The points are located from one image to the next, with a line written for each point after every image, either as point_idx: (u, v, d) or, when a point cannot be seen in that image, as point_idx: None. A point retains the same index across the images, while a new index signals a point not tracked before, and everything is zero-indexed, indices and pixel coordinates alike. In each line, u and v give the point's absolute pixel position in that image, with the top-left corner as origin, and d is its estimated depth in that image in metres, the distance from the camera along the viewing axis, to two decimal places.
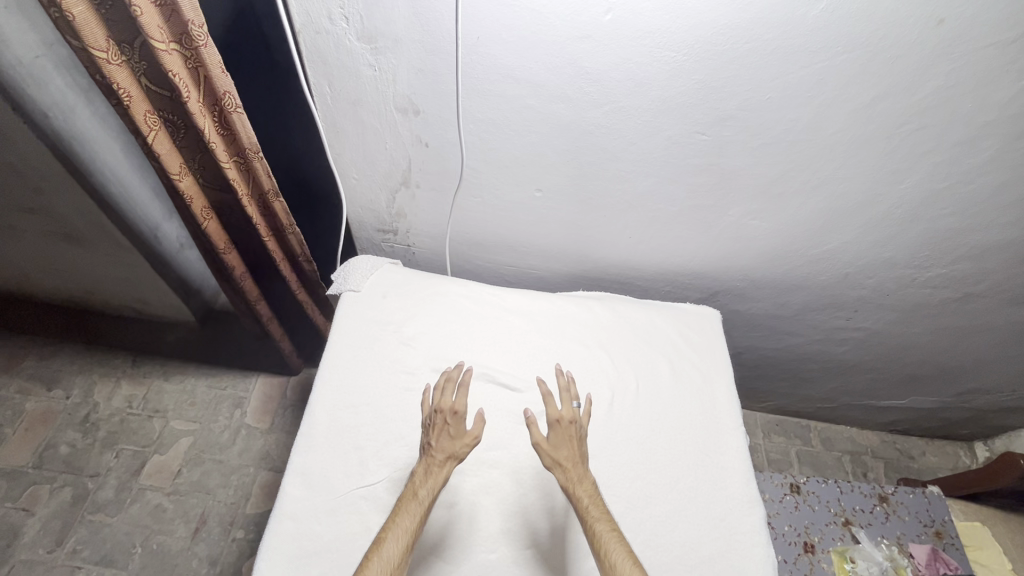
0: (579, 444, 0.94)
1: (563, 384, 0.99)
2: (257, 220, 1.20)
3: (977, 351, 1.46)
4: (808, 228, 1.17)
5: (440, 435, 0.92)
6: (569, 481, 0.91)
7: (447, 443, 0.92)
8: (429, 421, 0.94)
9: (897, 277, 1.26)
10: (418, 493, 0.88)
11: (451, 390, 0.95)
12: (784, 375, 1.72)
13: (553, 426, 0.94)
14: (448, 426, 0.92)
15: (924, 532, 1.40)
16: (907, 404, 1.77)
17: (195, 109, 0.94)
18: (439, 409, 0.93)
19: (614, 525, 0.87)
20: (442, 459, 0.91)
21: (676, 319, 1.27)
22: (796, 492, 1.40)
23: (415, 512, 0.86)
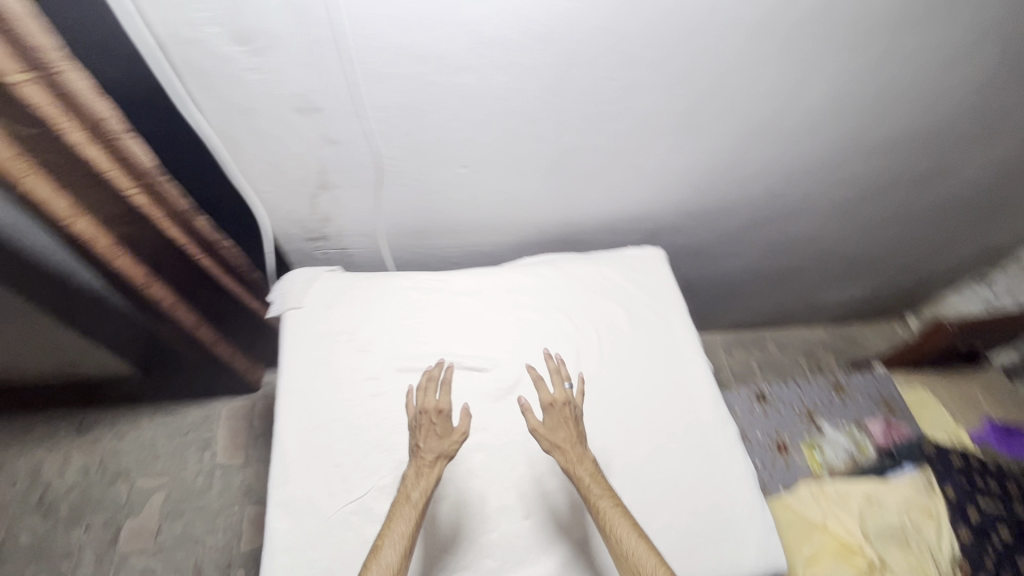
0: (573, 424, 0.96)
1: (553, 367, 1.01)
2: (182, 241, 1.17)
3: (894, 233, 1.58)
4: (728, 153, 1.20)
5: (427, 435, 0.93)
6: (567, 461, 0.92)
7: (436, 442, 0.93)
8: (416, 425, 0.95)
9: (816, 181, 1.33)
10: (411, 495, 0.88)
11: (433, 391, 0.98)
12: (733, 294, 1.80)
13: (544, 407, 0.97)
14: (435, 425, 0.94)
15: (877, 408, 1.53)
16: (841, 299, 1.90)
17: (77, 139, 0.91)
18: (425, 412, 0.95)
19: (618, 502, 0.89)
20: (433, 461, 0.91)
21: (623, 266, 1.29)
22: (761, 402, 1.50)
23: (412, 515, 0.86)
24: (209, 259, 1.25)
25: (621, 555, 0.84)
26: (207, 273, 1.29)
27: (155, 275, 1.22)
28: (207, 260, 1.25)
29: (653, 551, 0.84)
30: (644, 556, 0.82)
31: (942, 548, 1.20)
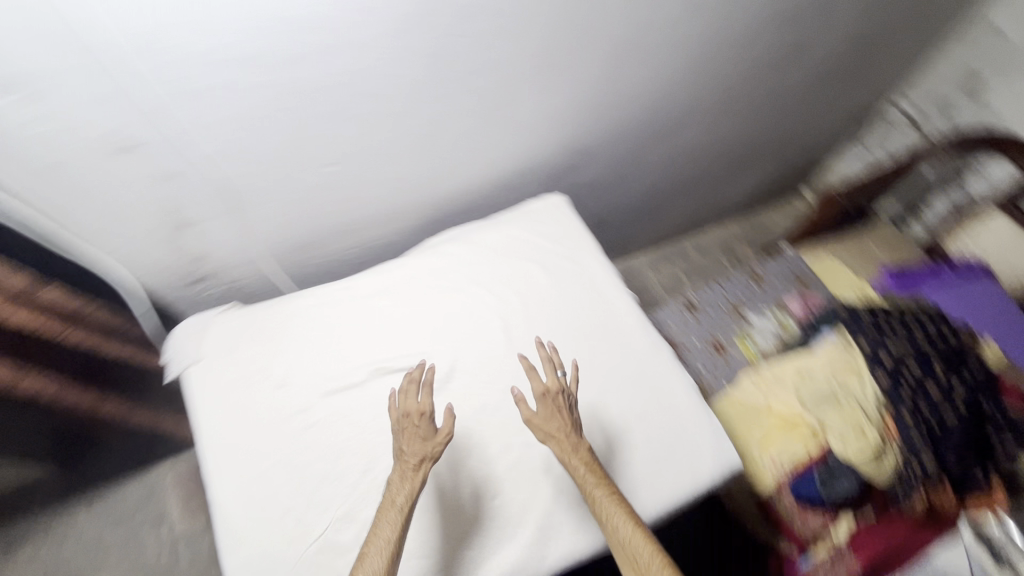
0: (567, 414, 0.91)
1: (545, 355, 0.94)
2: (25, 321, 1.00)
3: (766, 113, 1.66)
4: (599, 82, 1.17)
5: (410, 438, 0.87)
6: (563, 454, 0.89)
7: (419, 445, 0.86)
8: (400, 431, 0.88)
9: (687, 86, 1.34)
10: (396, 500, 0.83)
11: (417, 394, 0.90)
12: (644, 213, 1.84)
13: (535, 396, 0.92)
14: (417, 428, 0.87)
15: (792, 287, 1.67)
16: (736, 179, 2.03)
17: None
18: (409, 415, 0.88)
19: (616, 494, 0.87)
20: (418, 466, 0.85)
21: (528, 223, 1.27)
22: (691, 310, 1.61)
23: (397, 521, 0.81)
24: (74, 330, 1.09)
25: (620, 545, 0.83)
26: (76, 349, 1.13)
27: (21, 368, 1.07)
28: (74, 332, 1.09)
29: (652, 539, 0.83)
30: (641, 545, 0.82)
31: (869, 398, 1.30)
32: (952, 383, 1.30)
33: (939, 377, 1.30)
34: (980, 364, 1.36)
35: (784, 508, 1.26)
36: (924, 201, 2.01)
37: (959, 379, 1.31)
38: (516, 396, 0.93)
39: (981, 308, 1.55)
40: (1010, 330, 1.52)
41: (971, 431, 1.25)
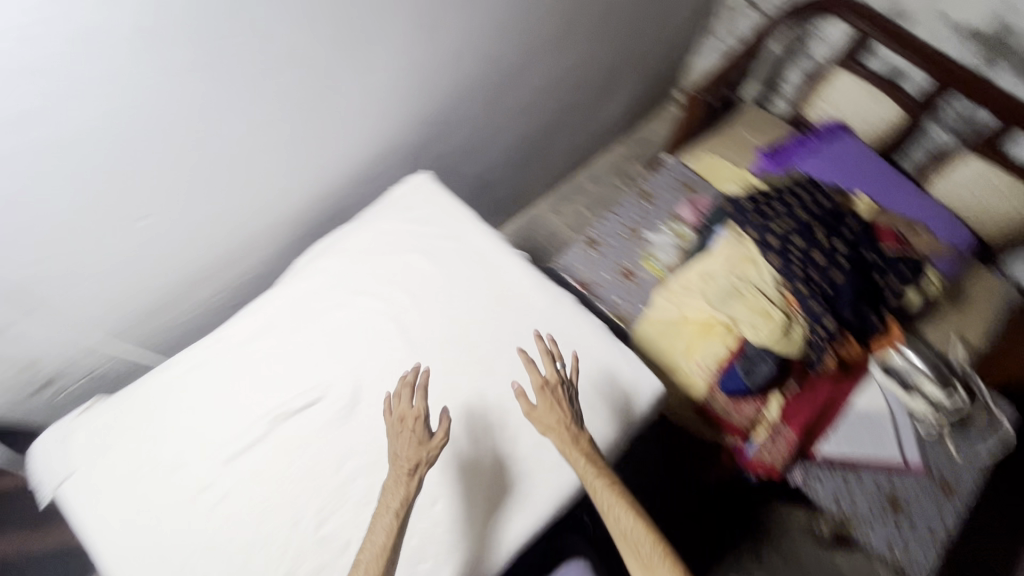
0: (568, 405, 0.93)
1: (544, 348, 0.95)
2: None
3: (607, 32, 1.64)
4: (414, 47, 1.09)
5: (408, 442, 0.87)
6: (567, 447, 0.91)
7: (414, 449, 0.86)
8: (397, 437, 0.87)
9: (514, 26, 1.28)
10: (391, 505, 0.84)
11: (412, 400, 0.88)
12: (526, 161, 1.82)
13: (534, 390, 0.93)
14: (413, 435, 0.86)
15: (681, 195, 1.69)
16: (603, 102, 2.00)
17: None
18: (409, 420, 0.87)
19: (619, 489, 0.90)
20: (419, 469, 0.85)
21: (397, 211, 1.18)
22: (592, 247, 1.61)
23: (395, 522, 0.82)
24: None
25: (624, 537, 0.88)
26: None
27: None
28: None
29: (654, 533, 0.88)
30: (642, 536, 0.88)
31: (767, 281, 1.35)
32: (834, 243, 1.39)
33: (821, 241, 1.38)
34: (853, 219, 1.47)
35: (719, 405, 1.34)
36: (779, 77, 2.05)
37: (838, 239, 1.40)
38: (517, 391, 0.94)
39: (845, 162, 1.70)
40: (873, 176, 1.68)
41: (858, 282, 1.35)
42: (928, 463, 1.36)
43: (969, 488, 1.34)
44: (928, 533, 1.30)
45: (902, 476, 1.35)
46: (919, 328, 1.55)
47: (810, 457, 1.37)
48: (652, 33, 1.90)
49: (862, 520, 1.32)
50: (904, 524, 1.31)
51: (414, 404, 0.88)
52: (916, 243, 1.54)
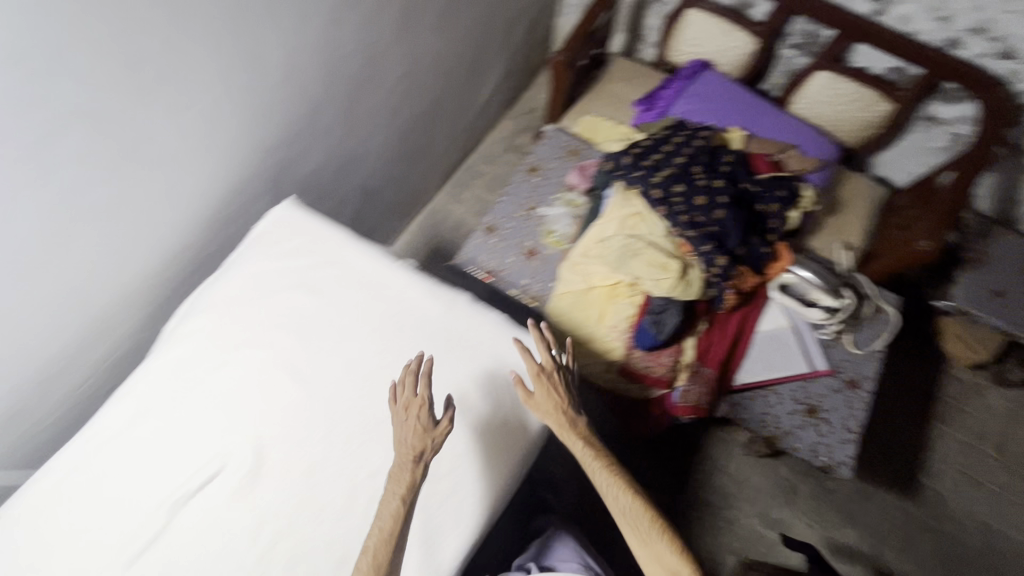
0: (563, 390, 0.99)
1: (539, 336, 0.99)
2: None
3: (457, 15, 1.59)
4: (231, 77, 1.01)
5: (414, 427, 0.89)
6: (568, 430, 0.99)
7: (418, 435, 0.89)
8: (402, 425, 0.89)
9: (347, 31, 1.21)
10: (395, 494, 0.86)
11: (417, 388, 0.91)
12: (408, 159, 1.78)
13: (533, 377, 0.98)
14: (418, 420, 0.88)
15: (567, 162, 1.68)
16: (476, 82, 1.96)
17: None
18: (413, 408, 0.90)
19: (614, 469, 1.00)
20: (423, 451, 0.88)
21: (264, 248, 1.09)
22: (492, 234, 1.58)
23: (400, 506, 0.85)
24: None
25: (621, 512, 0.99)
26: None
27: None
28: None
29: (648, 508, 0.99)
30: (640, 511, 0.99)
31: (658, 234, 1.37)
32: (715, 181, 1.44)
33: (703, 181, 1.43)
34: (727, 154, 1.53)
35: (638, 362, 1.37)
36: (641, 25, 2.07)
37: (718, 175, 1.46)
38: (517, 379, 0.99)
39: (714, 98, 1.75)
40: (741, 107, 1.74)
41: (743, 214, 1.40)
42: (833, 365, 1.46)
43: (871, 379, 1.46)
44: (844, 429, 1.40)
45: (815, 383, 1.44)
46: (804, 243, 1.67)
47: (731, 389, 1.44)
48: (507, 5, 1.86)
49: (785, 432, 1.41)
50: (823, 427, 1.40)
51: (418, 392, 0.91)
52: (788, 164, 1.63)
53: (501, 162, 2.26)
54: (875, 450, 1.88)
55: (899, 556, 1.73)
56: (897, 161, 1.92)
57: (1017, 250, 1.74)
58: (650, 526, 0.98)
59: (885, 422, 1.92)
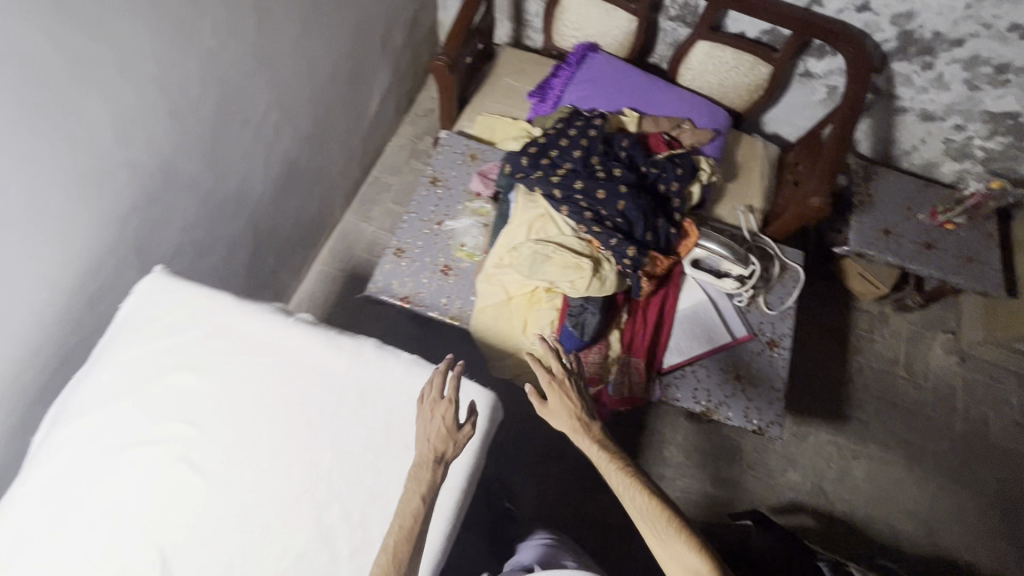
0: (575, 396, 1.13)
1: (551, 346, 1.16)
2: None
3: (324, 34, 1.47)
4: (50, 157, 0.88)
5: (438, 426, 0.90)
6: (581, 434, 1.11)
7: (443, 431, 0.90)
8: (426, 425, 0.90)
9: (191, 79, 1.08)
10: (415, 500, 0.86)
11: (444, 391, 0.93)
12: (301, 187, 1.67)
13: (547, 385, 1.14)
14: (445, 420, 0.89)
15: (468, 168, 1.63)
16: (363, 94, 1.84)
17: None
18: (440, 409, 0.91)
19: (630, 471, 1.06)
20: (446, 449, 0.89)
21: (135, 331, 0.98)
22: (401, 255, 1.51)
23: (421, 505, 0.85)
24: None
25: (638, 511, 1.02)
26: None
27: None
28: None
29: (664, 507, 1.00)
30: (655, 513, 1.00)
31: (566, 234, 1.35)
32: (614, 170, 1.43)
33: (602, 172, 1.42)
34: (623, 138, 1.52)
35: None
36: (523, 11, 2.01)
37: (616, 163, 1.45)
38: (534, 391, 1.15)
39: (605, 81, 1.74)
40: (633, 86, 1.74)
41: (647, 199, 1.40)
42: (752, 330, 1.52)
43: (787, 336, 1.53)
44: (770, 388, 1.46)
45: (737, 350, 1.49)
46: (709, 214, 1.71)
47: (662, 371, 1.44)
48: (382, 11, 1.74)
49: (719, 404, 1.43)
50: (751, 391, 1.45)
51: (445, 395, 0.92)
52: (683, 139, 1.65)
53: (407, 171, 2.17)
54: (803, 392, 2.00)
55: (837, 485, 1.87)
56: (785, 116, 1.99)
57: (897, 187, 1.86)
58: (662, 521, 0.99)
59: (808, 363, 2.04)
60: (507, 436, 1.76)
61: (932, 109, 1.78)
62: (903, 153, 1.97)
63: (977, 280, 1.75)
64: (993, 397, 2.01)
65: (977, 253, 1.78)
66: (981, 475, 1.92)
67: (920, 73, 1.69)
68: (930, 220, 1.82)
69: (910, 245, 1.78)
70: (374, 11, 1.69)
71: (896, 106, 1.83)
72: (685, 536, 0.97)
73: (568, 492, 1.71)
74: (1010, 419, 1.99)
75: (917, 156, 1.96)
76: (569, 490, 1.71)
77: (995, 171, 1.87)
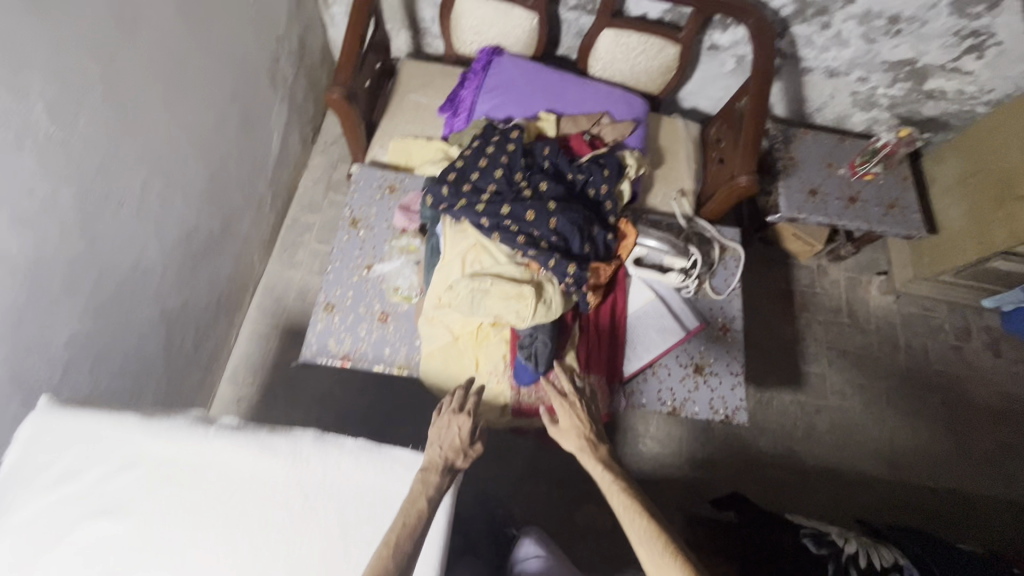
0: (586, 418, 1.18)
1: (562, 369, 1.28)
2: None
3: (197, 87, 1.32)
4: None
5: (453, 433, 1.02)
6: (587, 453, 1.13)
7: (455, 438, 1.01)
8: (442, 433, 1.01)
9: (34, 176, 0.92)
10: (420, 503, 0.88)
11: (462, 407, 1.07)
12: (209, 253, 1.51)
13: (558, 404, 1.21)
14: (460, 429, 1.02)
15: (388, 202, 1.52)
16: (260, 137, 1.68)
17: None
18: (457, 421, 1.04)
19: (632, 494, 1.04)
20: (457, 455, 0.98)
21: (26, 485, 0.84)
22: (332, 310, 1.39)
23: (426, 504, 0.87)
24: None
25: (635, 534, 0.99)
26: None
27: None
28: None
29: (662, 532, 0.97)
30: (651, 541, 0.96)
31: (502, 262, 1.27)
32: (540, 185, 1.36)
33: (528, 190, 1.35)
34: (544, 147, 1.45)
35: (528, 398, 1.31)
36: (418, 18, 1.88)
37: (541, 176, 1.38)
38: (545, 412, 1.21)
39: (515, 85, 1.66)
40: (545, 87, 1.67)
41: (580, 208, 1.35)
42: (703, 319, 1.51)
43: (738, 318, 1.53)
44: (730, 374, 1.46)
45: (692, 343, 1.48)
46: (643, 205, 1.68)
47: (624, 380, 1.42)
48: (263, 47, 1.59)
49: (683, 401, 1.43)
50: (712, 381, 1.45)
51: (462, 410, 1.06)
52: (605, 136, 1.60)
53: (328, 205, 2.03)
54: (760, 356, 2.04)
55: (805, 443, 1.93)
56: (700, 90, 1.98)
57: (815, 146, 1.89)
58: (654, 542, 0.96)
59: (760, 328, 2.08)
60: (481, 465, 1.72)
61: (836, 66, 1.81)
62: (815, 110, 2.00)
63: (901, 224, 1.82)
64: (928, 325, 2.13)
65: (897, 198, 1.85)
66: (930, 401, 2.04)
67: (819, 34, 1.70)
68: (850, 174, 1.86)
69: (836, 202, 1.82)
70: (252, 49, 1.53)
71: (802, 67, 1.84)
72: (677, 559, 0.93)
73: (552, 507, 1.69)
74: (947, 344, 2.11)
75: (828, 111, 2.00)
76: (552, 505, 1.68)
77: (901, 115, 1.94)
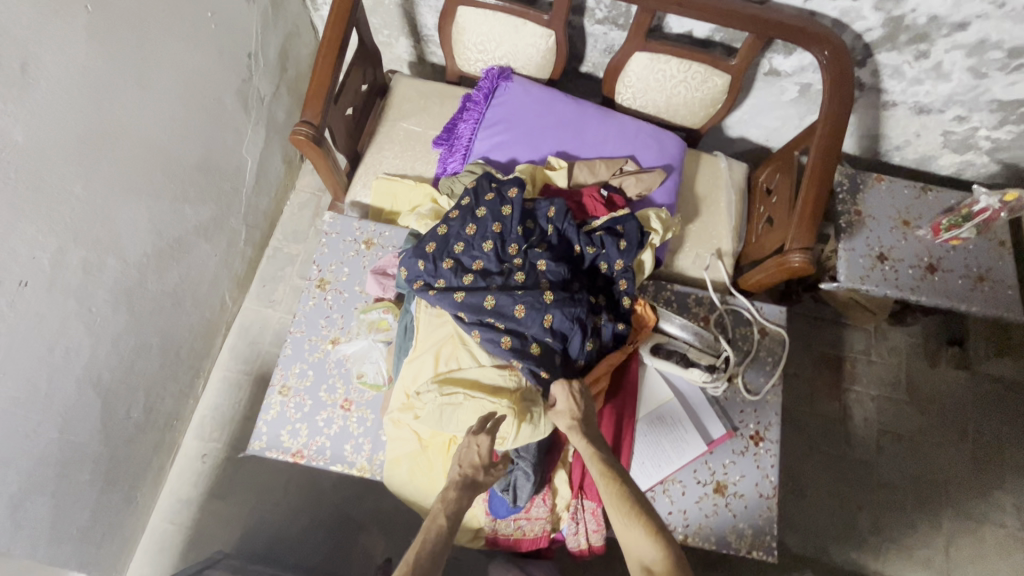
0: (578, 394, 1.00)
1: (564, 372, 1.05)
2: None
3: (135, 129, 1.11)
4: None
5: (473, 451, 0.93)
6: (574, 427, 0.98)
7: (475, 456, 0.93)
8: (461, 451, 0.93)
9: None
10: (439, 519, 0.86)
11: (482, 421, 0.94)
12: (165, 309, 1.34)
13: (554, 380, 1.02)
14: (479, 448, 0.92)
15: (362, 262, 1.29)
16: (232, 169, 1.48)
17: None
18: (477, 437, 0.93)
19: (610, 465, 0.94)
20: (477, 474, 0.92)
21: None
22: (288, 395, 1.19)
23: (445, 522, 0.86)
24: None
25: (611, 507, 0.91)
26: None
27: None
28: None
29: (634, 501, 0.90)
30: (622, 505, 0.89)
31: (483, 364, 1.03)
32: (537, 263, 1.11)
33: (522, 270, 1.11)
34: (549, 207, 1.19)
35: (505, 528, 1.10)
36: (419, 25, 1.60)
37: (540, 251, 1.13)
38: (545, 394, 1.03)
39: (523, 119, 1.39)
40: (559, 122, 1.39)
41: (584, 298, 1.09)
42: (731, 425, 1.24)
43: (774, 426, 1.25)
44: (758, 497, 1.20)
45: (715, 455, 1.22)
46: (668, 269, 1.41)
47: None
48: (231, 68, 1.35)
49: (697, 528, 1.18)
50: (735, 505, 1.20)
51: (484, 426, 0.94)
52: (627, 189, 1.33)
53: (313, 235, 1.82)
54: (798, 437, 1.76)
55: (841, 544, 1.66)
56: (751, 120, 1.64)
57: (890, 198, 1.55)
58: (633, 520, 0.88)
59: (801, 402, 1.79)
60: None
61: (928, 102, 1.44)
62: (893, 149, 1.63)
63: (993, 302, 1.46)
64: (1007, 410, 1.78)
65: (987, 269, 1.49)
66: (1000, 505, 1.71)
67: (913, 64, 1.34)
68: (932, 237, 1.51)
69: (910, 271, 1.48)
70: (215, 73, 1.30)
71: (884, 100, 1.48)
72: (651, 534, 0.86)
73: None
74: None
75: (910, 151, 1.62)
76: None
77: (1003, 162, 1.55)
